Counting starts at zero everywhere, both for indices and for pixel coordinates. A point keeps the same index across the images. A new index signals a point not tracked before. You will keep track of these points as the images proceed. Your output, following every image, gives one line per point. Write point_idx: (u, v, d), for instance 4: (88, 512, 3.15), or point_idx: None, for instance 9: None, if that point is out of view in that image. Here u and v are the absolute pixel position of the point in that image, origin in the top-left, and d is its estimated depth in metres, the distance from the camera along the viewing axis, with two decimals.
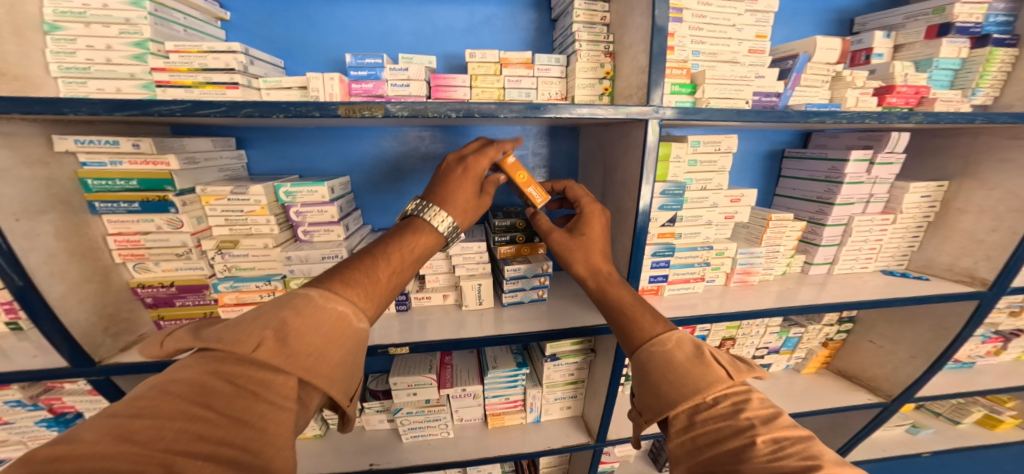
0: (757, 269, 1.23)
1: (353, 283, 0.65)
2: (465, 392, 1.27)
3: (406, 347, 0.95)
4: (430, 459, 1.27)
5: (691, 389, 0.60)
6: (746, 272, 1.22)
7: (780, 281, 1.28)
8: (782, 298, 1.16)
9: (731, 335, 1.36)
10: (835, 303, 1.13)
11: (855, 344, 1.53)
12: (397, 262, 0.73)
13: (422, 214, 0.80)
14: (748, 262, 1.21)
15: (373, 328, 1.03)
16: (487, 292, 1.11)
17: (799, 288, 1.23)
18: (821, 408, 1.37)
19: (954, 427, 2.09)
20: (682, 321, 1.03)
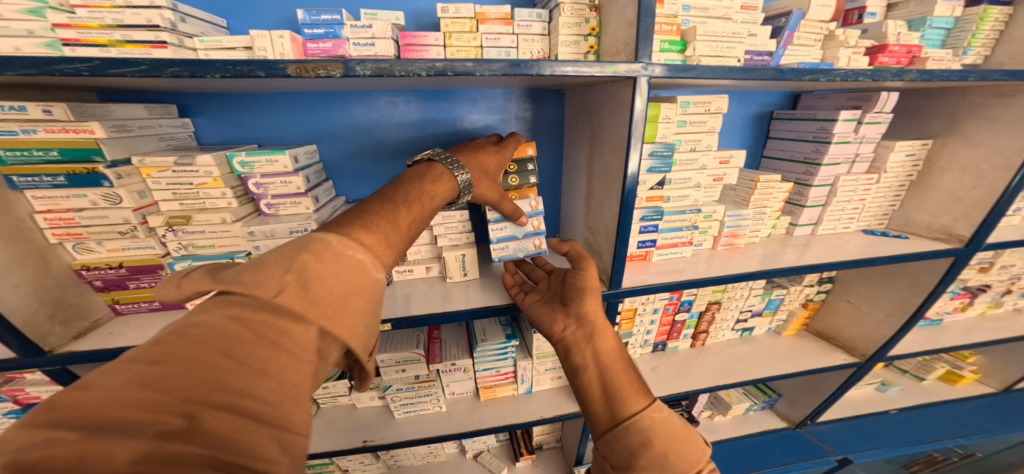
0: (744, 232, 1.20)
1: (374, 230, 0.63)
2: (455, 366, 1.24)
3: (387, 324, 0.90)
4: (423, 433, 1.24)
5: (692, 464, 0.67)
6: (732, 235, 1.20)
7: (766, 243, 1.25)
8: (767, 261, 1.14)
9: (716, 299, 1.35)
10: (818, 264, 1.12)
11: (832, 305, 1.53)
12: (419, 211, 0.73)
13: (445, 162, 0.84)
14: (735, 226, 1.18)
15: None
16: (472, 262, 1.06)
17: (783, 250, 1.21)
18: (800, 370, 1.40)
19: (919, 384, 2.20)
20: (669, 287, 1.00)
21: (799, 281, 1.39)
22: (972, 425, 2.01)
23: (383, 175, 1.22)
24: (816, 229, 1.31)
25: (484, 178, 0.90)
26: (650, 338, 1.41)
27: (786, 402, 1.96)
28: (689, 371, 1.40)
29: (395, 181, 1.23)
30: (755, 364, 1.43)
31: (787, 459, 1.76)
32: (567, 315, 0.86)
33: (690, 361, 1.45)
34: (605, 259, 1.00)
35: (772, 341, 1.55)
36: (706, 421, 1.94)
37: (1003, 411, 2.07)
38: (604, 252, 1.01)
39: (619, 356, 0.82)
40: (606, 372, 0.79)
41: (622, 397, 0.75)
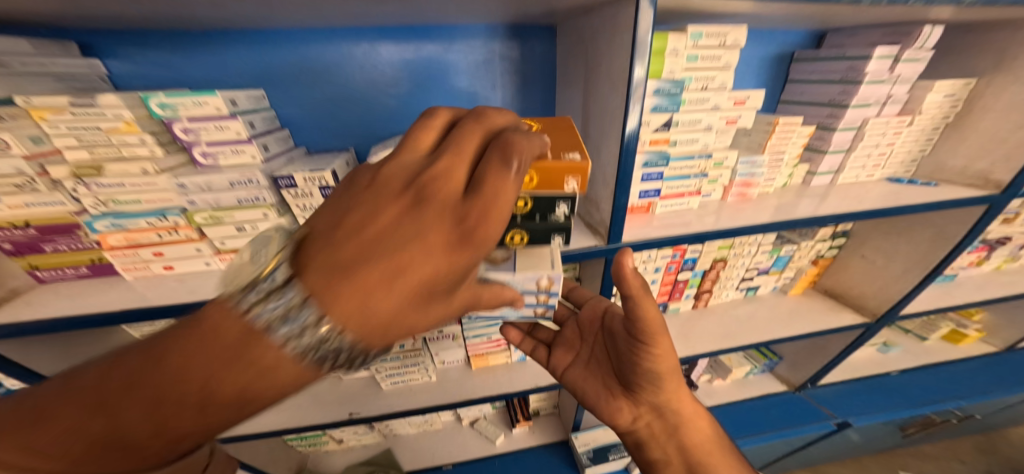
0: (758, 181, 1.08)
1: (84, 412, 0.41)
2: (442, 334, 1.16)
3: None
4: (413, 404, 1.16)
5: None
6: (745, 184, 1.07)
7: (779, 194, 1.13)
8: (781, 212, 1.02)
9: (722, 257, 1.23)
10: (837, 214, 1.00)
11: (844, 261, 1.39)
12: (219, 386, 0.41)
13: (304, 317, 0.41)
14: (748, 173, 1.05)
15: None
16: None
17: (799, 201, 1.08)
18: (809, 331, 1.31)
19: (920, 343, 2.16)
20: (674, 241, 0.89)
21: (813, 235, 1.26)
22: (974, 384, 1.94)
23: (351, 124, 1.07)
24: (836, 178, 1.19)
25: (411, 312, 0.45)
26: None
27: (788, 366, 1.90)
28: (692, 334, 1.32)
29: (366, 131, 1.08)
30: (761, 325, 1.35)
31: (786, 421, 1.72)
32: (637, 405, 0.81)
33: (692, 325, 1.36)
34: (603, 210, 0.88)
35: (779, 300, 1.45)
36: (705, 385, 1.90)
37: (1006, 370, 2.02)
38: (602, 202, 0.88)
39: (701, 424, 0.81)
40: (687, 447, 0.80)
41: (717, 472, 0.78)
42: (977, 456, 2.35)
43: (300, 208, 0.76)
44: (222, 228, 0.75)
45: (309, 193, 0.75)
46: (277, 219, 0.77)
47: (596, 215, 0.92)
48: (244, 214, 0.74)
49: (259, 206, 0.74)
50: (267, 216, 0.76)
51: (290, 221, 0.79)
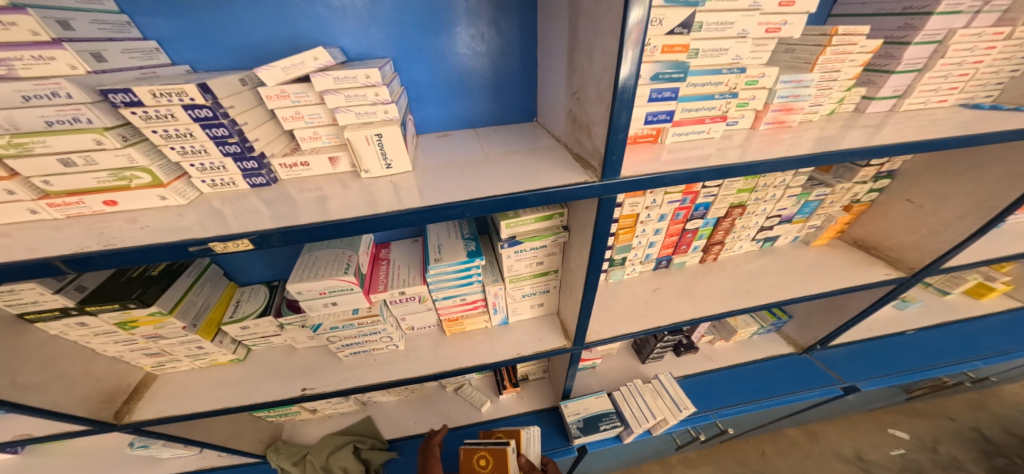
0: (802, 105, 0.77)
1: None
2: (405, 296, 0.96)
3: (245, 240, 0.54)
4: (375, 378, 1.00)
5: None
6: (784, 109, 0.77)
7: (826, 124, 0.83)
8: (822, 143, 0.74)
9: (740, 202, 1.02)
10: (904, 144, 0.76)
11: (883, 207, 1.19)
12: None
13: None
14: (790, 94, 0.74)
15: (211, 213, 0.58)
16: (397, 145, 0.65)
17: (846, 132, 0.79)
18: (836, 289, 1.10)
19: (941, 298, 2.00)
20: (690, 176, 0.65)
21: (851, 177, 1.06)
22: (993, 343, 1.81)
23: (250, 37, 0.71)
24: (899, 104, 0.89)
25: None
26: (653, 253, 1.14)
27: (796, 326, 1.76)
28: (698, 293, 1.15)
29: (276, 47, 0.73)
30: (779, 282, 1.15)
31: (789, 386, 1.61)
32: None
33: (696, 280, 1.19)
34: (597, 135, 0.60)
35: (799, 253, 1.25)
36: (706, 347, 1.79)
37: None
38: (595, 125, 0.60)
39: None
40: None
41: None
42: (965, 413, 2.16)
43: (165, 136, 0.54)
44: (37, 162, 0.51)
45: (168, 114, 0.52)
46: (121, 150, 0.52)
47: (587, 144, 0.65)
48: (65, 141, 0.50)
49: (85, 130, 0.50)
50: (101, 144, 0.52)
51: (145, 154, 0.54)
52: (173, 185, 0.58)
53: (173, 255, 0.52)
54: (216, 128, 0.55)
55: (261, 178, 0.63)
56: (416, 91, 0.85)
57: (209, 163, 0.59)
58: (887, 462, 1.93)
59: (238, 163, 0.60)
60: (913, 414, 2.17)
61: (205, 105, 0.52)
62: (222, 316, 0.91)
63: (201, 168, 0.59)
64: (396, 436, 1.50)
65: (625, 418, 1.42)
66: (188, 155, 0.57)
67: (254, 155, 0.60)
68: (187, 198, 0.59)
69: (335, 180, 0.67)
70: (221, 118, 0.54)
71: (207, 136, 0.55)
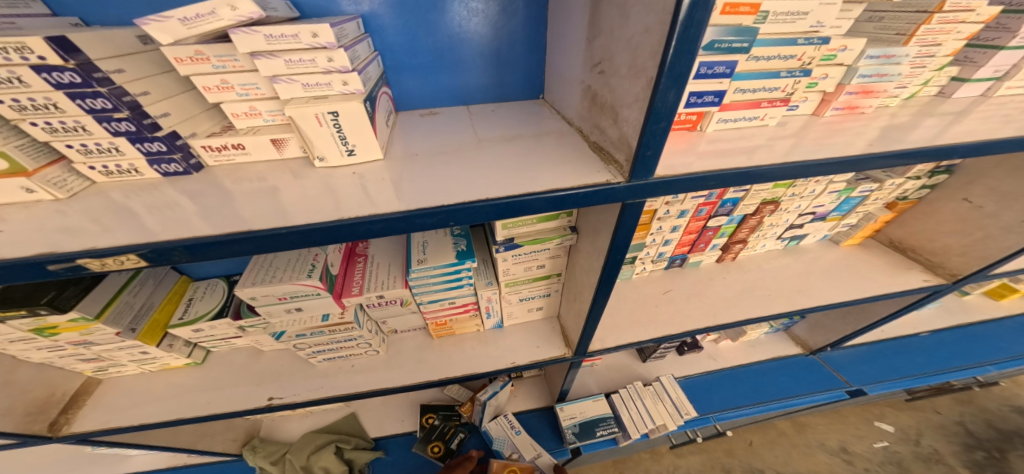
0: (886, 87, 0.62)
1: None
2: (384, 299, 0.83)
3: (133, 255, 0.40)
4: (351, 386, 0.89)
5: None
6: (862, 92, 0.61)
7: (909, 110, 0.68)
8: (890, 133, 0.59)
9: (774, 198, 0.87)
10: (1008, 137, 0.59)
11: (932, 205, 1.02)
12: None
13: None
14: (873, 73, 0.59)
15: (107, 210, 0.44)
16: (360, 126, 0.50)
17: (924, 120, 0.63)
18: (867, 297, 0.98)
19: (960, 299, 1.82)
20: (741, 176, 0.50)
21: (902, 172, 0.89)
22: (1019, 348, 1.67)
23: None
24: (995, 87, 0.71)
25: None
26: (666, 252, 1.00)
27: (806, 327, 1.61)
28: (712, 297, 1.03)
29: None
30: (805, 286, 1.02)
31: (795, 390, 1.53)
32: None
33: (710, 281, 1.07)
34: (626, 120, 0.46)
35: (827, 252, 1.11)
36: (710, 346, 1.68)
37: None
38: (625, 107, 0.46)
39: None
40: None
41: None
42: (952, 407, 2.05)
43: (18, 108, 0.39)
44: None
45: (13, 78, 0.37)
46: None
47: (611, 131, 0.51)
48: None
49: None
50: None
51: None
52: (42, 173, 0.43)
53: (36, 273, 0.38)
54: (93, 99, 0.40)
55: (176, 165, 0.49)
56: (394, 59, 0.69)
57: (96, 145, 0.44)
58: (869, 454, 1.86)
59: (137, 145, 0.45)
60: (899, 406, 2.04)
61: (66, 67, 0.37)
62: (170, 317, 0.77)
63: (84, 150, 0.44)
64: (382, 434, 1.46)
65: (623, 424, 1.34)
66: (61, 132, 0.42)
67: (157, 135, 0.45)
68: (69, 190, 0.45)
69: (283, 168, 0.53)
70: (95, 85, 0.39)
71: (81, 109, 0.41)
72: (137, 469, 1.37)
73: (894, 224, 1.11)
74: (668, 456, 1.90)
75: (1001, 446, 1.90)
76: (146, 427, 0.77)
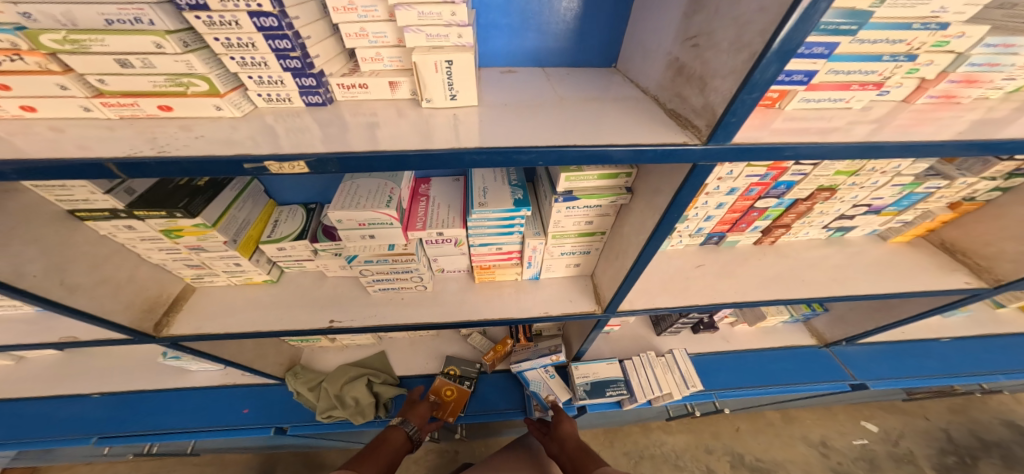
0: (991, 78, 0.64)
1: None
2: (442, 237, 0.92)
3: (302, 163, 0.48)
4: (403, 318, 0.99)
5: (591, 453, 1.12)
6: (964, 81, 0.64)
7: (1010, 104, 0.68)
8: (980, 127, 0.61)
9: (832, 185, 0.90)
10: None
11: (1002, 208, 1.02)
12: None
13: None
14: (985, 62, 0.61)
15: (263, 130, 0.51)
16: (471, 75, 0.57)
17: (1020, 116, 0.64)
18: (894, 290, 1.03)
19: (992, 311, 1.81)
20: (811, 150, 0.55)
21: (979, 171, 0.89)
22: None
23: None
24: None
25: None
26: (705, 228, 1.06)
27: (826, 321, 1.67)
28: (739, 274, 1.09)
29: None
30: (836, 275, 1.08)
31: (801, 377, 1.61)
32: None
33: (743, 261, 1.13)
34: (716, 90, 0.51)
35: (870, 247, 1.15)
36: (725, 328, 1.76)
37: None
38: (717, 78, 0.51)
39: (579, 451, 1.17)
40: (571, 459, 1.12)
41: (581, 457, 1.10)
42: (942, 415, 2.12)
43: (226, 45, 0.48)
44: (93, 60, 0.46)
45: (232, 21, 0.45)
46: (180, 56, 0.46)
47: (694, 100, 0.56)
48: (124, 43, 0.45)
49: (144, 31, 0.44)
50: (161, 48, 0.45)
51: (205, 62, 0.48)
52: (229, 97, 0.51)
53: (228, 170, 0.47)
54: (279, 40, 0.48)
55: (318, 97, 0.56)
56: (488, 18, 0.74)
57: (268, 78, 0.52)
58: (846, 450, 1.96)
59: (297, 79, 0.53)
60: (888, 409, 2.13)
61: (271, 13, 0.45)
62: (261, 235, 0.88)
63: (259, 81, 0.52)
64: (407, 374, 1.61)
65: (632, 388, 1.45)
66: (247, 66, 0.50)
67: (314, 72, 0.52)
68: (242, 111, 0.53)
69: (393, 106, 0.59)
70: (286, 29, 0.47)
71: (269, 48, 0.49)
72: (196, 382, 1.54)
73: (950, 225, 1.12)
74: (656, 432, 2.04)
75: (976, 453, 1.98)
76: (232, 333, 0.87)
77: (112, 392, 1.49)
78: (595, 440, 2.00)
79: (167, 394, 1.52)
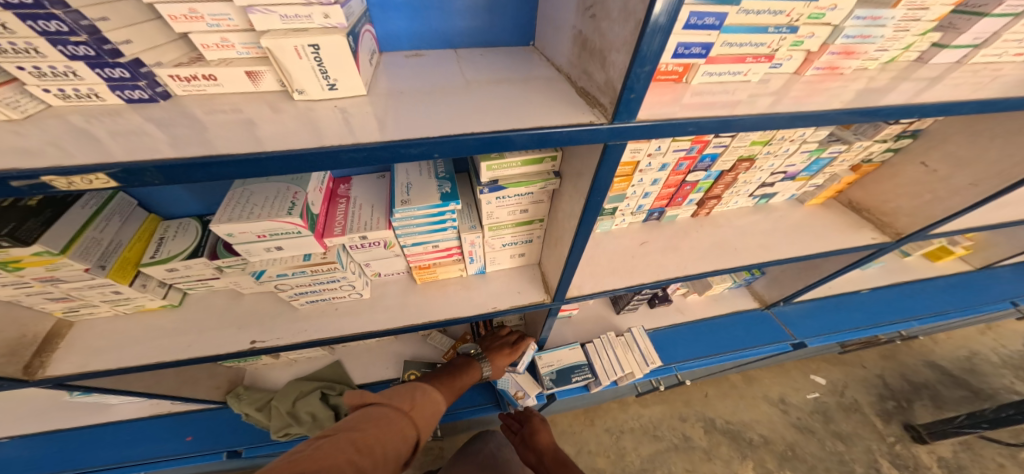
0: (867, 49, 0.64)
1: None
2: (367, 241, 0.84)
3: (103, 175, 0.39)
4: (333, 330, 0.91)
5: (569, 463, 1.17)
6: (843, 53, 0.63)
7: (885, 74, 0.68)
8: (865, 97, 0.61)
9: (750, 155, 0.91)
10: (961, 102, 0.61)
11: (894, 168, 1.08)
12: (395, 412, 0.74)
13: (418, 389, 0.82)
14: (859, 33, 0.60)
15: (60, 135, 0.43)
16: (342, 59, 0.49)
17: (897, 85, 0.65)
18: (817, 252, 1.08)
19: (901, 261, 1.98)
20: (710, 123, 0.53)
21: (872, 134, 0.93)
22: (940, 304, 1.85)
23: None
24: (972, 54, 0.70)
25: (416, 411, 0.77)
26: (645, 204, 1.05)
27: (766, 283, 1.76)
28: (681, 248, 1.10)
29: None
30: (768, 242, 1.11)
31: (747, 342, 1.69)
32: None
33: (683, 235, 1.13)
34: (613, 65, 0.47)
35: (793, 211, 1.19)
36: (679, 299, 1.80)
37: (972, 290, 1.89)
38: (613, 51, 0.47)
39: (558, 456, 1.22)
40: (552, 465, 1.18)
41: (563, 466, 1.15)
42: (877, 363, 2.32)
43: None
44: None
45: None
46: None
47: (598, 76, 0.52)
48: None
49: None
50: None
51: None
52: None
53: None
54: (46, 21, 0.39)
55: (141, 92, 0.48)
56: None
57: (53, 70, 0.43)
58: (802, 404, 2.12)
59: (97, 70, 0.44)
60: (833, 362, 2.31)
61: None
62: (142, 256, 0.77)
63: (38, 73, 0.43)
64: (367, 381, 1.52)
65: (595, 371, 1.46)
66: (9, 53, 0.41)
67: (119, 61, 0.43)
68: (23, 112, 0.44)
69: (259, 100, 0.51)
70: (48, 7, 0.38)
71: (34, 31, 0.39)
72: (121, 418, 1.39)
73: (855, 185, 1.18)
74: (633, 405, 2.10)
75: (910, 397, 2.19)
76: (124, 370, 0.76)
77: (29, 434, 1.31)
78: (576, 421, 2.02)
79: (95, 430, 1.36)
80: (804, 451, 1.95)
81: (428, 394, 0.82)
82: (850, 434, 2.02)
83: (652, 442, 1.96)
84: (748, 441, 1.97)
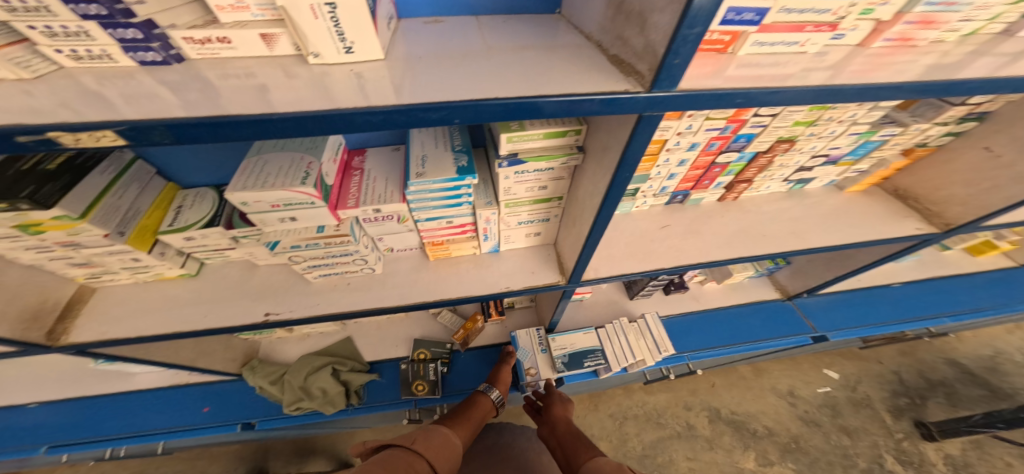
0: (949, 18, 0.57)
1: None
2: (381, 214, 0.82)
3: (110, 133, 0.37)
4: (346, 305, 0.91)
5: (583, 439, 1.12)
6: (920, 22, 0.56)
7: (966, 47, 0.61)
8: (938, 71, 0.55)
9: (791, 136, 0.85)
10: None
11: (950, 154, 1.00)
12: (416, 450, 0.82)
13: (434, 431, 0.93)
14: (942, 1, 0.53)
15: (70, 96, 0.41)
16: (362, 19, 0.45)
17: (977, 59, 0.58)
18: (851, 240, 1.02)
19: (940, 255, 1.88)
20: (760, 94, 0.48)
21: (933, 116, 0.85)
22: (978, 303, 1.76)
23: None
24: None
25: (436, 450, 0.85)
26: (669, 187, 1.01)
27: (789, 274, 1.70)
28: (703, 233, 1.05)
29: None
30: (797, 229, 1.05)
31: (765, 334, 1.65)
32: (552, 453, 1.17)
33: (707, 220, 1.08)
34: (656, 26, 0.43)
35: (828, 198, 1.12)
36: (695, 287, 1.76)
37: (1012, 287, 1.79)
38: (657, 11, 0.42)
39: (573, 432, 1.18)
40: (563, 441, 1.14)
41: (575, 443, 1.10)
42: (894, 358, 2.25)
43: None
44: None
45: None
46: None
47: (636, 41, 0.48)
48: None
49: None
50: None
51: None
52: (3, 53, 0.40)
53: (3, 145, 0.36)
54: None
55: (154, 54, 0.45)
56: None
57: (62, 28, 0.41)
58: (811, 398, 2.08)
59: (109, 30, 0.41)
60: (849, 356, 2.25)
61: None
62: (160, 224, 0.77)
63: (48, 33, 0.41)
64: (378, 358, 1.55)
65: (608, 356, 1.44)
66: (20, 11, 0.39)
67: (132, 22, 0.41)
68: (34, 72, 0.43)
69: (274, 64, 0.48)
70: None
71: None
72: (143, 386, 1.45)
73: (903, 172, 1.10)
74: (639, 392, 2.10)
75: (925, 393, 2.13)
76: (143, 337, 0.77)
77: (54, 401, 1.39)
78: (582, 405, 2.03)
79: (116, 399, 1.43)
80: (809, 444, 1.93)
81: (442, 434, 0.92)
82: (858, 429, 1.98)
83: (656, 430, 1.97)
84: (751, 432, 1.95)
